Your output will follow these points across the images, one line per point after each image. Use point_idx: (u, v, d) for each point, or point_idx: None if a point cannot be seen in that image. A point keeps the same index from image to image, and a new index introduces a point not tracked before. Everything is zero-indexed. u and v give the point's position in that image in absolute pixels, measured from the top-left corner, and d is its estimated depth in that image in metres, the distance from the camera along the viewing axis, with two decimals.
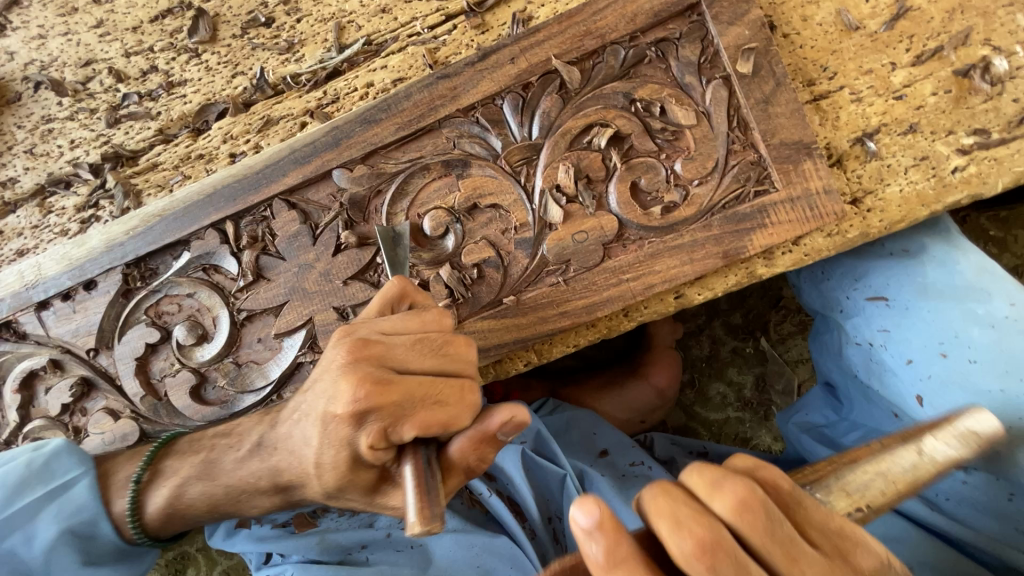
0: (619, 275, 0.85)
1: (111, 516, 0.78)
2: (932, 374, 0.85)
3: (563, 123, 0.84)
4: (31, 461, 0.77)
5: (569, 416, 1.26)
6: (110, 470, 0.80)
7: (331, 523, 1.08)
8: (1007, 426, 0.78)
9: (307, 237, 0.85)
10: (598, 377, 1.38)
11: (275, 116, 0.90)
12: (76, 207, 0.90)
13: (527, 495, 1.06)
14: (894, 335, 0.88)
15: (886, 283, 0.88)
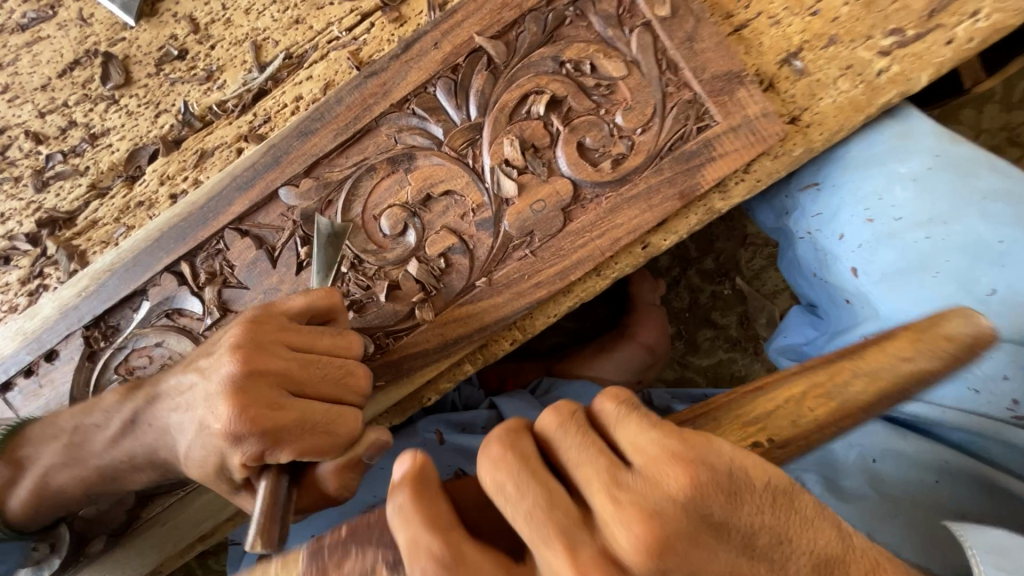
0: (584, 235, 0.83)
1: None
2: (864, 242, 0.88)
3: (498, 99, 0.83)
4: None
5: (565, 391, 1.26)
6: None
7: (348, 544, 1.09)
8: (938, 270, 0.82)
9: (266, 261, 0.83)
10: (588, 347, 1.36)
11: (209, 148, 0.86)
12: (21, 280, 0.87)
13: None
14: (827, 216, 0.91)
15: (816, 170, 0.92)
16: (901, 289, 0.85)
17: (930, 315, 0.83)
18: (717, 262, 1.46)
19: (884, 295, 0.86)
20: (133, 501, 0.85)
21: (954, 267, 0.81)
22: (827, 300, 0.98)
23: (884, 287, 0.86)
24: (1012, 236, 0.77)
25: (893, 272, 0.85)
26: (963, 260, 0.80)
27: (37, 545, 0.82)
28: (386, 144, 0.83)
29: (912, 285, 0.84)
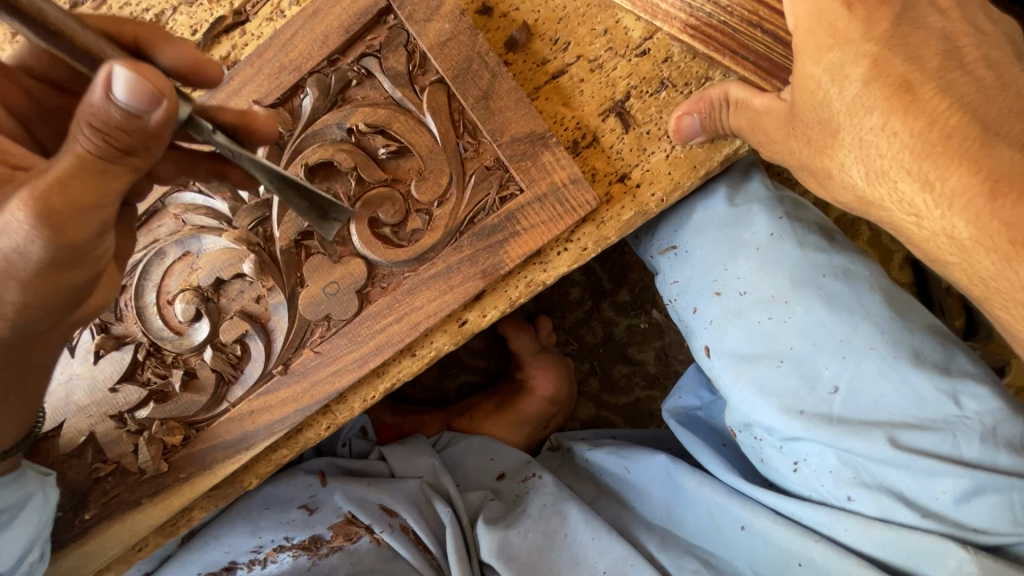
0: (380, 319, 0.77)
1: None
2: (713, 319, 0.80)
3: (284, 173, 0.75)
4: None
5: (463, 446, 1.23)
6: None
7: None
8: (781, 357, 0.75)
9: (65, 351, 0.81)
10: (492, 398, 1.30)
11: None
12: None
13: (420, 533, 1.09)
14: (683, 283, 0.83)
15: (673, 232, 0.85)
16: (748, 376, 0.77)
17: (773, 414, 0.76)
18: (632, 292, 1.36)
19: (732, 382, 0.78)
20: None
21: (800, 358, 0.74)
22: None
23: (732, 371, 0.78)
24: (848, 335, 0.73)
25: (741, 358, 0.78)
26: (807, 352, 0.74)
27: None
28: (174, 224, 0.78)
29: (759, 376, 0.76)
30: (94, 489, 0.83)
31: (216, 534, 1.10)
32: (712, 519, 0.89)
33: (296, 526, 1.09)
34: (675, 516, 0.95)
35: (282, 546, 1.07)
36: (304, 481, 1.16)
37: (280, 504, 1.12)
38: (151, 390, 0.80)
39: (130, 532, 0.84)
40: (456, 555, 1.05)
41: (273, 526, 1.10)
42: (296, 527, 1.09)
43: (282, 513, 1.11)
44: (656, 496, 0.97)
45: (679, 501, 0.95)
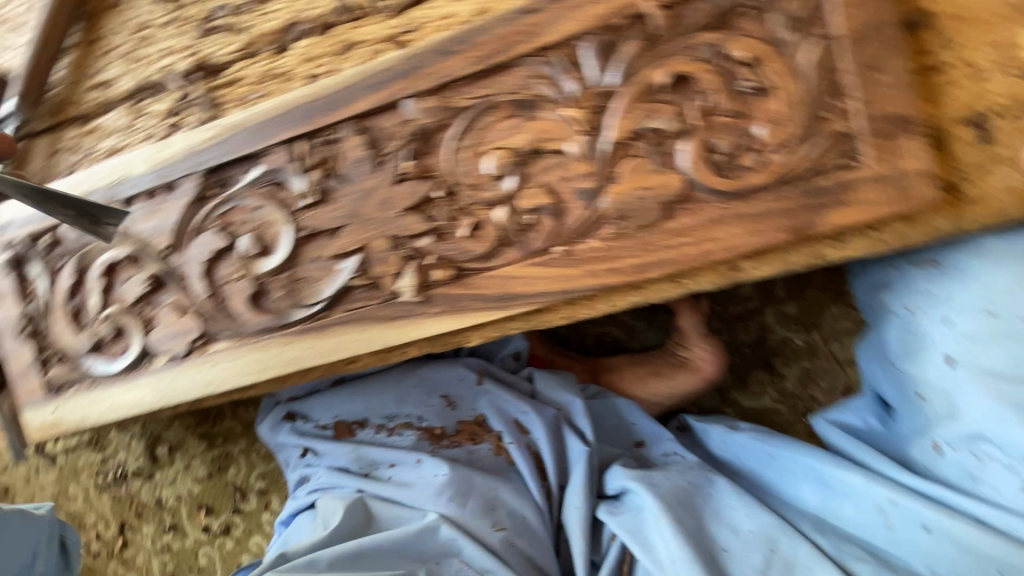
0: (675, 237, 0.79)
1: (80, 303, 1.00)
2: (971, 334, 0.86)
3: (643, 72, 0.79)
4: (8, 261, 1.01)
5: (613, 402, 1.26)
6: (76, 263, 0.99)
7: (365, 437, 1.25)
8: None
9: (371, 164, 0.87)
10: (644, 364, 1.28)
11: (353, 41, 0.91)
12: (164, 113, 0.98)
13: (547, 457, 1.17)
14: (940, 299, 0.89)
15: (940, 250, 0.89)
16: (997, 391, 0.83)
17: (1016, 428, 0.82)
18: (800, 309, 1.38)
19: (977, 393, 0.85)
20: (198, 336, 0.95)
21: None
22: (897, 394, 0.99)
23: (982, 383, 0.84)
24: None
25: (995, 374, 0.84)
26: None
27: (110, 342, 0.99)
28: (514, 84, 0.82)
29: (1008, 394, 0.83)
30: (346, 295, 0.90)
31: (367, 390, 1.30)
32: (883, 516, 0.93)
33: (434, 411, 1.25)
34: (835, 511, 0.99)
35: (410, 424, 1.24)
36: (457, 375, 1.28)
37: (423, 388, 1.27)
38: (434, 226, 0.86)
39: (359, 346, 0.90)
40: (581, 487, 1.11)
41: (417, 402, 1.26)
42: (432, 412, 1.25)
43: (427, 396, 1.27)
44: (808, 491, 1.01)
45: (842, 497, 0.99)
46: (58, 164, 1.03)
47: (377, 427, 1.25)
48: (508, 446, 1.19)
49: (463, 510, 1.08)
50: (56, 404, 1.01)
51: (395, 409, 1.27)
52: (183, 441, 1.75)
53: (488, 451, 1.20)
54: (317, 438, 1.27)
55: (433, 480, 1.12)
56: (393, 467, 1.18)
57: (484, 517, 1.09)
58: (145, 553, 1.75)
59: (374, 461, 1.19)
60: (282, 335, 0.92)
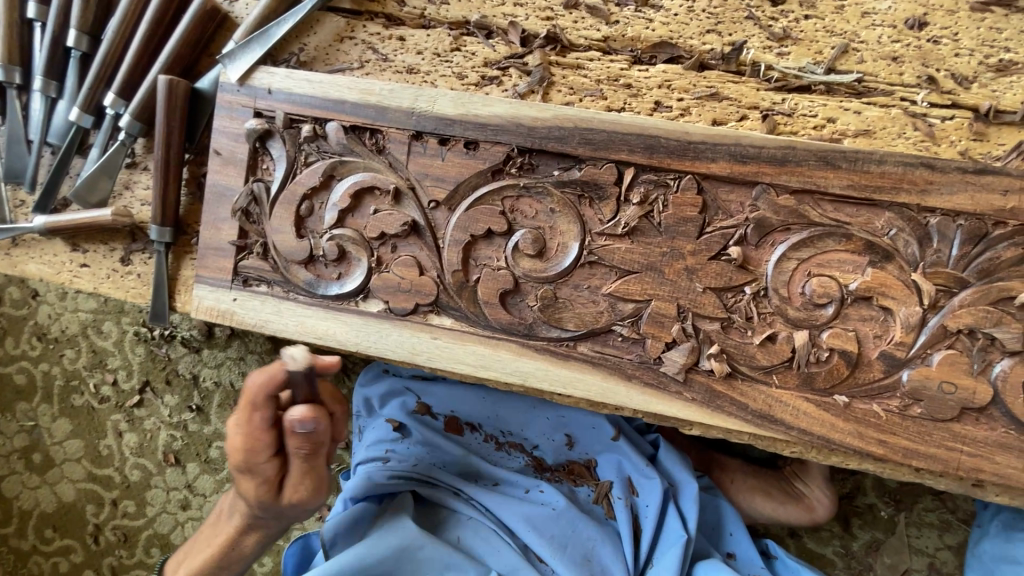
0: (954, 440, 0.80)
1: (307, 209, 0.91)
2: None
3: (1005, 278, 0.78)
4: (250, 134, 0.90)
5: (719, 506, 1.33)
6: (322, 168, 0.90)
7: (472, 441, 1.36)
8: None
9: (695, 227, 0.83)
10: (756, 477, 1.35)
11: (722, 94, 0.86)
12: (485, 60, 0.90)
13: (646, 529, 1.23)
14: None
15: None
16: None
17: None
18: (900, 486, 1.40)
19: None
20: (429, 302, 0.89)
21: None
22: None
23: None
24: None
25: None
26: None
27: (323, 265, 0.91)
28: (875, 225, 0.80)
29: None
30: (603, 334, 0.86)
31: (496, 402, 1.36)
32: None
33: (552, 446, 1.33)
34: None
35: (523, 448, 1.35)
36: (589, 422, 1.33)
37: (549, 421, 1.34)
38: (727, 317, 0.83)
39: (594, 391, 0.86)
40: (674, 568, 1.16)
41: (540, 433, 1.34)
42: (551, 445, 1.33)
43: (551, 430, 1.34)
44: None
45: None
46: (344, 53, 0.93)
47: (488, 437, 1.36)
48: (613, 499, 1.26)
49: (559, 548, 1.20)
50: (241, 296, 0.93)
51: (513, 428, 1.36)
52: (246, 334, 1.63)
53: (589, 496, 1.29)
54: (425, 426, 1.35)
55: (543, 509, 1.24)
56: (496, 484, 1.31)
57: (581, 567, 1.19)
58: (156, 420, 1.69)
59: (479, 472, 1.32)
60: (520, 344, 0.87)
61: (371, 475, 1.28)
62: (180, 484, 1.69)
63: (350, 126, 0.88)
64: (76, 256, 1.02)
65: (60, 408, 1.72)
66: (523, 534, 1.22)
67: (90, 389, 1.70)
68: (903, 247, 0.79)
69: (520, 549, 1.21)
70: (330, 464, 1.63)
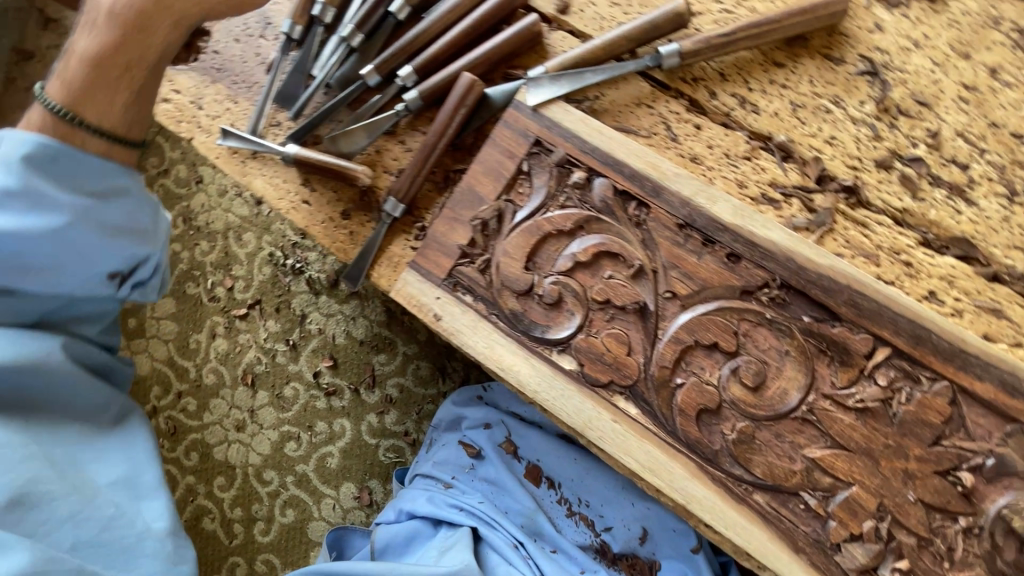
0: None
1: (541, 247, 0.91)
2: None
3: None
4: (522, 158, 0.92)
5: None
6: (575, 217, 0.90)
7: (544, 498, 1.20)
8: None
9: (931, 434, 0.78)
10: None
11: (1006, 313, 0.81)
12: (773, 180, 0.88)
13: None
14: None
15: None
16: None
17: None
18: None
19: None
20: (625, 384, 0.87)
21: None
22: None
23: None
24: None
25: None
26: None
27: (533, 304, 0.91)
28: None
29: None
30: (787, 494, 0.81)
31: (582, 464, 1.21)
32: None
33: (624, 535, 1.16)
34: None
35: (592, 524, 1.18)
36: (673, 525, 1.16)
37: (632, 507, 1.18)
38: (928, 538, 0.77)
39: (755, 547, 0.81)
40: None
41: (618, 516, 1.17)
42: (624, 533, 1.16)
43: (629, 519, 1.17)
44: None
45: None
46: (637, 118, 0.93)
47: (561, 501, 1.20)
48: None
49: None
50: (445, 297, 0.93)
51: (591, 502, 1.19)
52: (368, 298, 1.66)
53: None
54: (503, 466, 1.21)
55: None
56: (553, 551, 1.15)
57: None
58: (251, 338, 1.72)
59: (540, 531, 1.16)
60: (699, 465, 0.84)
61: (433, 500, 1.19)
62: (244, 406, 1.72)
63: (620, 189, 0.88)
64: (302, 190, 1.06)
65: (173, 289, 1.78)
66: None
67: (206, 284, 1.76)
68: None
69: None
70: (388, 452, 1.62)
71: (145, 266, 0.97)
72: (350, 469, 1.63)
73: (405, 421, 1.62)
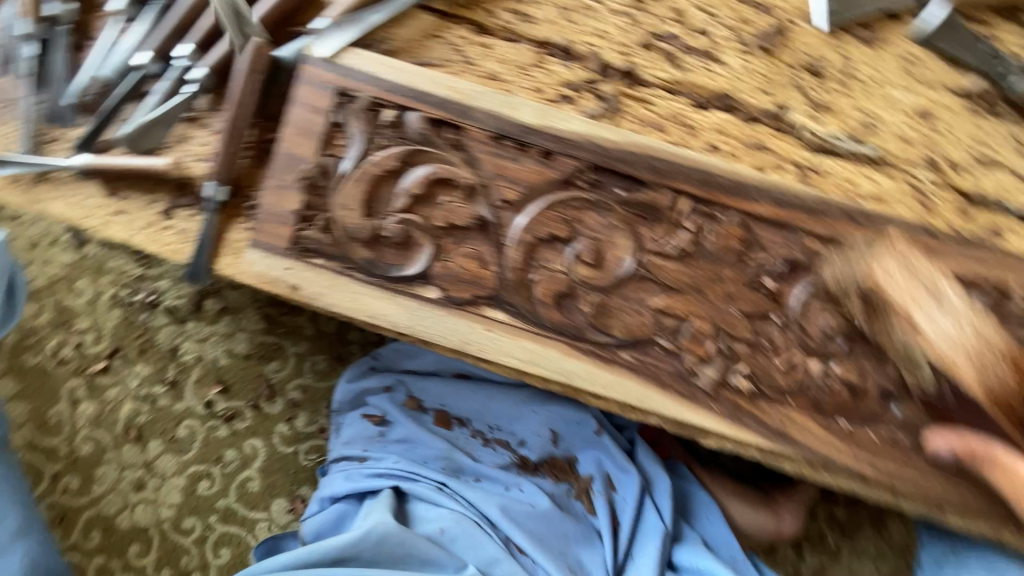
0: (931, 469, 0.93)
1: (377, 191, 0.93)
2: None
3: None
4: (332, 110, 0.92)
5: (690, 491, 1.32)
6: (399, 155, 0.92)
7: (459, 437, 1.23)
8: None
9: (737, 257, 0.93)
10: (734, 482, 1.37)
11: (767, 145, 0.97)
12: (565, 80, 0.97)
13: (625, 522, 1.16)
14: None
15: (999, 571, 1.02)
16: None
17: None
18: (848, 518, 1.56)
19: None
20: (489, 295, 0.93)
21: None
22: None
23: None
24: None
25: None
26: None
27: (384, 248, 0.93)
28: (876, 274, 0.89)
29: None
30: (645, 344, 0.93)
31: (484, 395, 1.27)
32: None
33: (537, 442, 1.23)
34: None
35: (509, 444, 1.23)
36: (574, 418, 1.26)
37: (536, 415, 1.26)
38: (755, 340, 0.93)
39: (631, 395, 0.93)
40: (654, 561, 1.11)
41: (529, 427, 1.24)
42: (537, 441, 1.23)
43: (539, 426, 1.25)
44: None
45: None
46: (431, 49, 0.97)
47: (474, 433, 1.24)
48: (593, 495, 1.19)
49: (542, 544, 1.09)
50: (295, 266, 0.93)
51: (502, 424, 1.26)
52: (240, 310, 1.61)
53: (569, 493, 1.20)
54: (411, 421, 1.23)
55: (525, 506, 1.14)
56: (477, 480, 1.18)
57: (565, 568, 1.07)
58: (121, 391, 1.57)
59: (461, 466, 1.19)
60: (569, 344, 0.93)
61: (349, 477, 1.18)
62: (136, 463, 1.55)
63: (432, 117, 0.92)
64: (110, 201, 0.98)
65: (7, 365, 1.57)
66: (505, 526, 1.10)
67: (49, 349, 1.58)
68: None
69: (503, 543, 1.09)
70: (310, 455, 1.58)
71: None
72: (276, 484, 1.56)
73: (318, 419, 1.59)
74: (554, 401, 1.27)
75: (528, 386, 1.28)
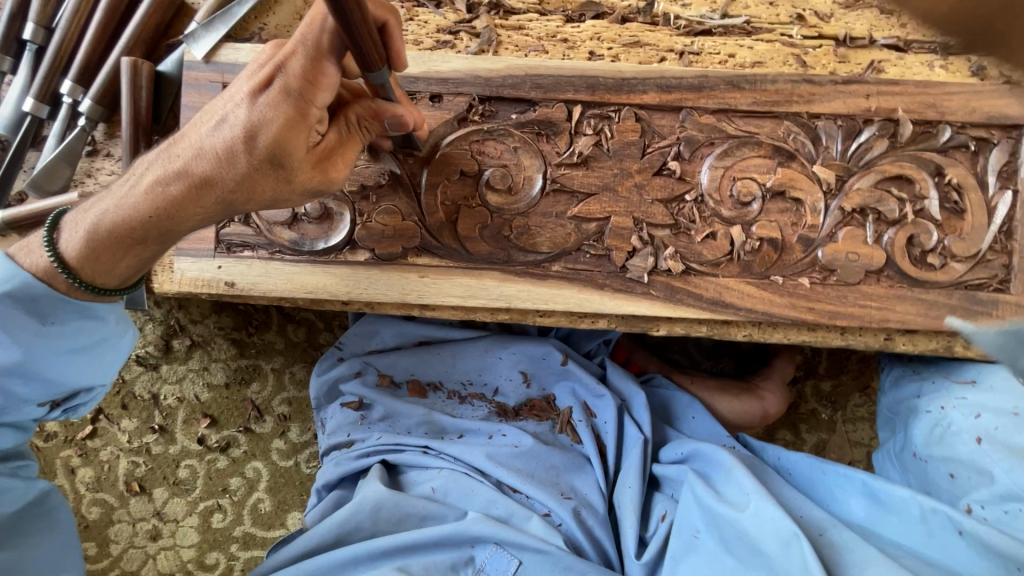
0: (867, 300, 0.98)
1: None
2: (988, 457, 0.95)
3: (880, 164, 0.97)
4: None
5: (668, 395, 1.34)
6: None
7: (437, 401, 1.28)
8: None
9: (638, 149, 0.96)
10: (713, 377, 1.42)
11: (642, 40, 1.01)
12: (438, 27, 1.00)
13: (607, 439, 1.21)
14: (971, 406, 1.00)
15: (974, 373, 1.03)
16: None
17: None
18: (834, 388, 1.60)
19: None
20: (415, 244, 0.96)
21: None
22: None
23: None
24: None
25: None
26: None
27: (305, 227, 0.96)
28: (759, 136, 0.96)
29: None
30: (573, 252, 0.97)
31: (450, 353, 1.29)
32: (926, 525, 0.95)
33: (511, 387, 1.28)
34: None
35: (485, 395, 1.29)
36: (538, 353, 1.27)
37: (502, 360, 1.28)
38: (674, 222, 0.97)
39: (572, 304, 0.96)
40: (638, 467, 1.15)
41: (499, 373, 1.28)
42: (510, 385, 1.28)
43: (509, 370, 1.28)
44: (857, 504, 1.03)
45: None
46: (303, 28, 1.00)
47: (451, 392, 1.29)
48: (575, 424, 1.24)
49: (530, 477, 1.15)
50: (225, 263, 0.96)
51: (475, 376, 1.29)
52: (208, 342, 1.60)
53: (552, 428, 1.25)
54: (387, 396, 1.26)
55: (508, 448, 1.19)
56: (461, 436, 1.24)
57: (555, 493, 1.14)
58: (113, 449, 1.59)
59: (443, 427, 1.24)
60: (503, 272, 0.96)
61: (339, 463, 1.22)
62: (146, 514, 1.57)
63: None
64: None
65: None
66: (494, 470, 1.16)
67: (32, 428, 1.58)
68: (806, 151, 0.97)
69: (496, 485, 1.15)
70: (311, 462, 1.60)
71: (85, 392, 0.95)
72: (286, 500, 1.59)
73: (310, 427, 1.61)
74: (515, 341, 1.27)
75: (489, 333, 1.29)
